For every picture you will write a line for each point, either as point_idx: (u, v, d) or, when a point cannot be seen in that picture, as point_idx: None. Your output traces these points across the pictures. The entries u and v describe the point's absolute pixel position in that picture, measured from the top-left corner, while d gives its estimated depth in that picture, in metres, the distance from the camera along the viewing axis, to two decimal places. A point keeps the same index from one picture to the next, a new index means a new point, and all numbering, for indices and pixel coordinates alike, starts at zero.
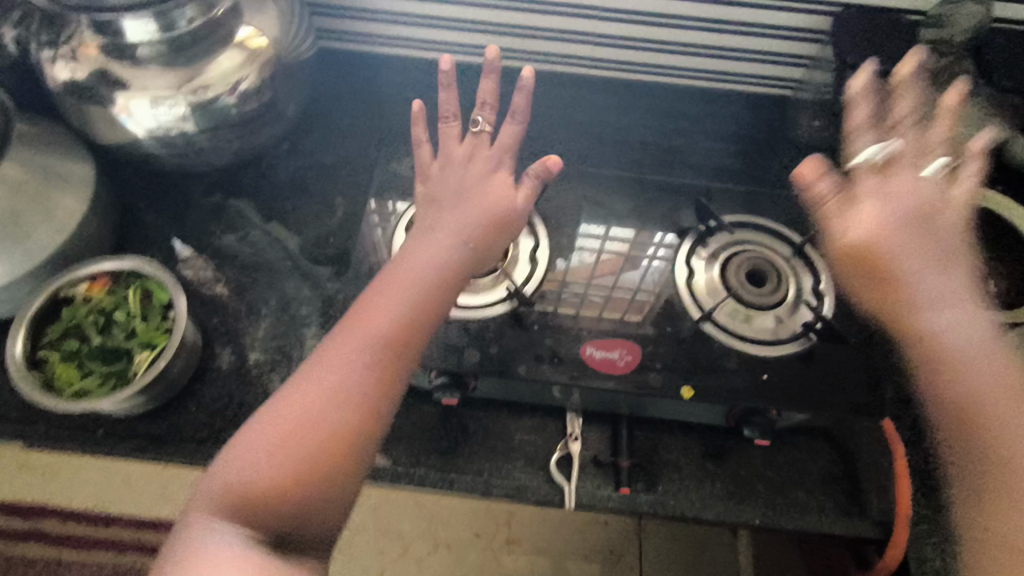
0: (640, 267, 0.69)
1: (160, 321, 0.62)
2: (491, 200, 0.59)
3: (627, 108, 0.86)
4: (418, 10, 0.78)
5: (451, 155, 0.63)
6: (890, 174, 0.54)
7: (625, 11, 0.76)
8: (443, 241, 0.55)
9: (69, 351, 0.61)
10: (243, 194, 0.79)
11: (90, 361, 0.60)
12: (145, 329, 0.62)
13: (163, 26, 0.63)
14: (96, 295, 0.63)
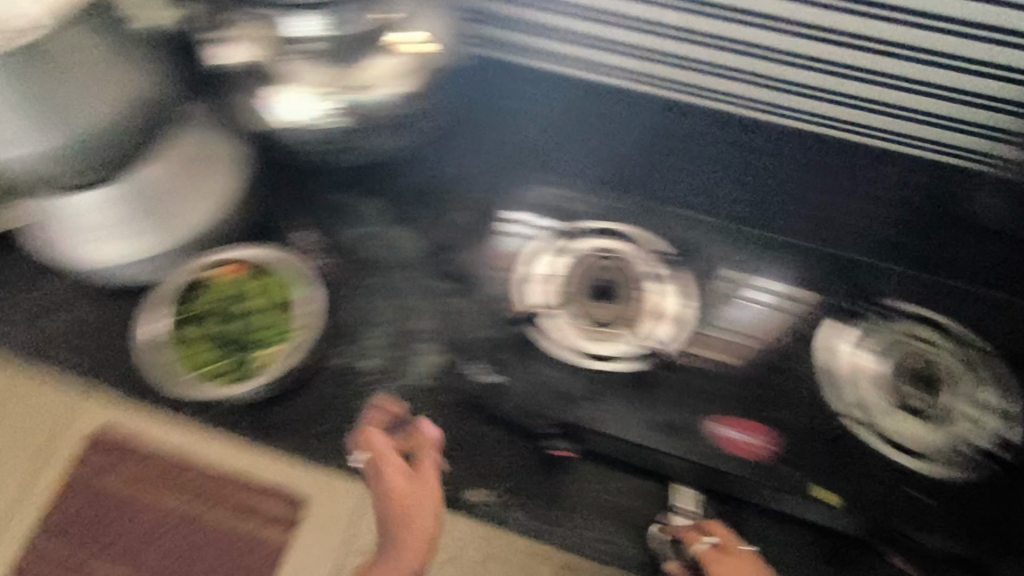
0: (740, 308, 0.66)
1: (290, 312, 0.66)
2: (380, 483, 0.60)
3: (783, 160, 0.76)
4: (576, 28, 0.71)
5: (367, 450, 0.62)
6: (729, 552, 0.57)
7: (797, 56, 0.66)
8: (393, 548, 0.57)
9: (200, 331, 0.65)
10: (373, 192, 0.78)
11: (223, 344, 0.65)
12: (271, 324, 0.65)
13: (330, 26, 0.61)
14: (229, 279, 0.67)
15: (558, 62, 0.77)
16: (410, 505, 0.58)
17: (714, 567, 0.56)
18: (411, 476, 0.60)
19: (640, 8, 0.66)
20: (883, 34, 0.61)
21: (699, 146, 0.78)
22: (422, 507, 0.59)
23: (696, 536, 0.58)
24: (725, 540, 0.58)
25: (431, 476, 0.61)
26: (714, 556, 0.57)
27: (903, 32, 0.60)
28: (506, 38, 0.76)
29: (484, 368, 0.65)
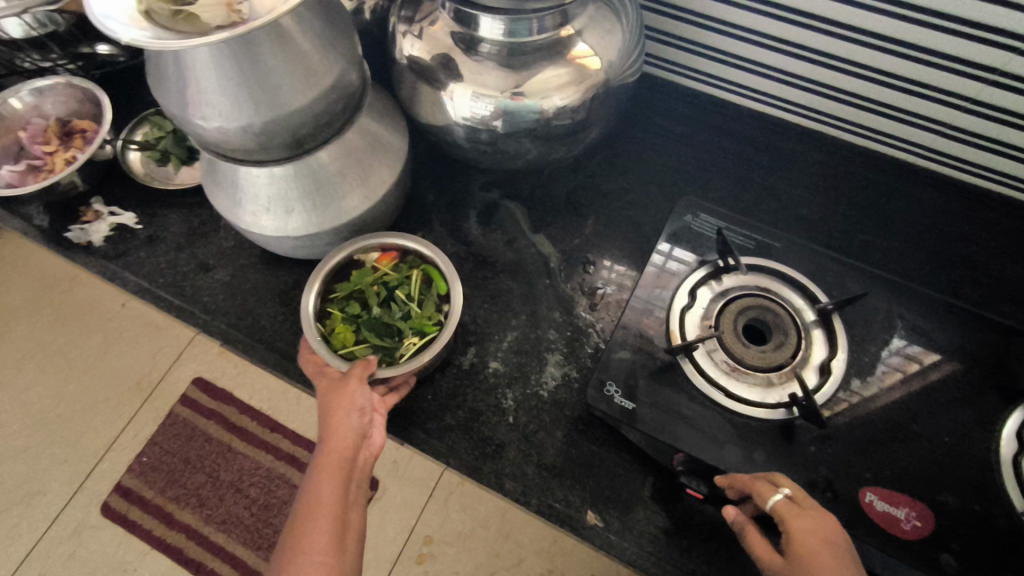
0: (869, 368, 0.60)
1: (433, 312, 0.66)
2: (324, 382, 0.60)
3: (947, 216, 0.73)
4: (754, 56, 0.71)
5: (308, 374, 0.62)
6: (804, 508, 0.48)
7: (983, 107, 0.64)
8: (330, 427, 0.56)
9: (350, 313, 0.66)
10: (518, 197, 0.79)
11: (364, 328, 0.65)
12: (420, 314, 0.66)
13: (508, 32, 0.65)
14: (382, 267, 0.69)
15: (723, 86, 0.78)
16: (328, 396, 0.58)
17: (789, 519, 0.47)
18: (329, 385, 0.59)
19: (831, 45, 0.65)
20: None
21: (865, 194, 0.75)
22: (338, 394, 0.58)
23: (769, 487, 0.50)
24: (799, 493, 0.49)
25: (348, 389, 0.58)
26: (789, 508, 0.48)
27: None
28: (675, 58, 0.77)
29: (620, 392, 0.60)
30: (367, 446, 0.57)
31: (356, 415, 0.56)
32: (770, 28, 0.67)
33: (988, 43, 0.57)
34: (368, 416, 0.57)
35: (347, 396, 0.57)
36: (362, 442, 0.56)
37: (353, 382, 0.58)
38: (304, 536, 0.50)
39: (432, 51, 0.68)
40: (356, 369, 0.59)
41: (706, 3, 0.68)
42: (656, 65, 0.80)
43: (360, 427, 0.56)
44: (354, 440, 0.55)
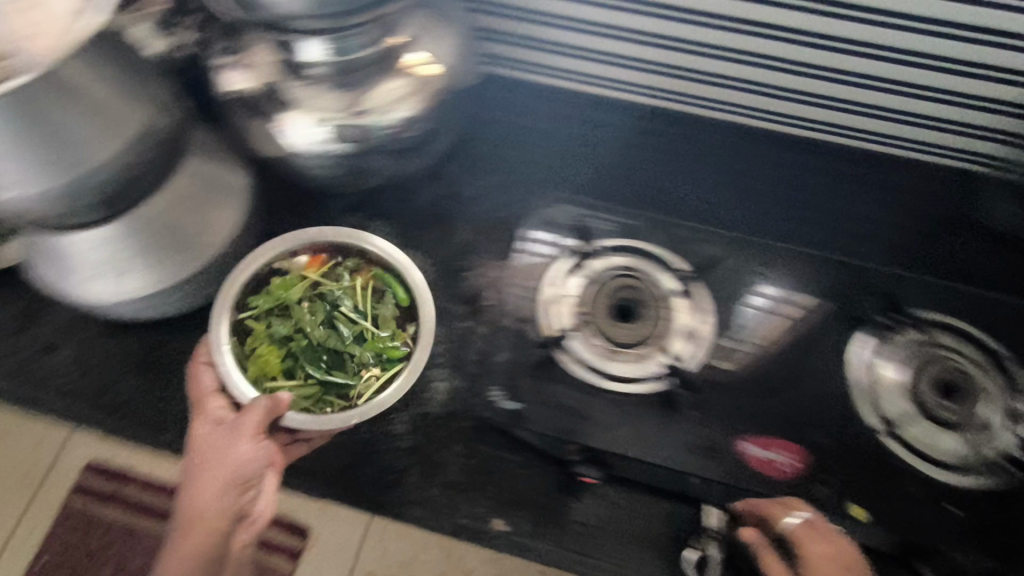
0: (733, 319, 0.63)
1: (388, 334, 0.65)
2: (212, 427, 0.57)
3: (791, 168, 0.77)
4: (584, 44, 0.73)
5: (198, 402, 0.60)
6: (817, 531, 0.53)
7: (800, 65, 0.67)
8: (211, 486, 0.54)
9: (278, 333, 0.64)
10: (381, 215, 0.77)
11: (297, 351, 0.64)
12: (377, 339, 0.64)
13: (336, 51, 0.62)
14: (313, 275, 0.67)
15: (565, 76, 0.79)
16: (215, 446, 0.55)
17: (804, 545, 0.52)
18: (215, 432, 0.57)
19: (650, 23, 0.67)
20: (894, 43, 0.61)
21: (715, 158, 0.78)
22: (226, 446, 0.55)
23: (784, 510, 0.54)
24: (813, 515, 0.54)
25: (234, 447, 0.55)
26: (805, 533, 0.53)
27: (918, 40, 0.60)
28: (511, 55, 0.78)
29: (505, 395, 0.61)
30: (252, 494, 0.57)
31: (241, 474, 0.55)
32: (591, 14, 0.68)
33: (781, 6, 0.61)
34: (257, 470, 0.56)
35: (232, 454, 0.55)
36: (244, 494, 0.56)
37: (241, 439, 0.55)
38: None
39: (259, 81, 0.65)
40: (251, 420, 0.56)
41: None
42: (499, 64, 0.79)
43: (244, 483, 0.56)
44: (235, 499, 0.55)
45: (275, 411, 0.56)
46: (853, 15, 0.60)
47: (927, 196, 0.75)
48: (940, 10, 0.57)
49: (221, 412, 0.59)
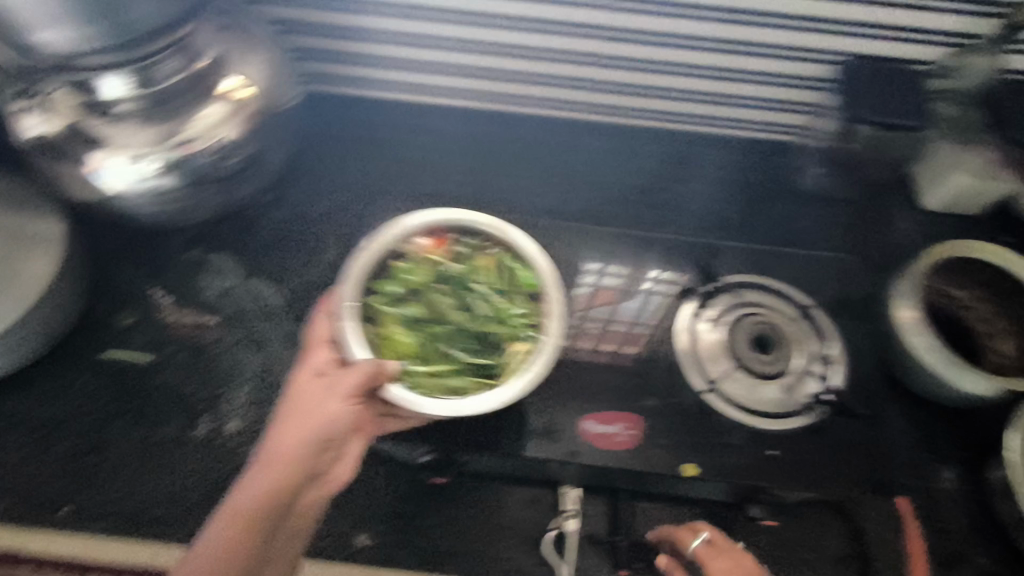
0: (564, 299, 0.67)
1: (516, 311, 0.59)
2: (314, 379, 0.53)
3: (621, 154, 0.82)
4: (411, 57, 0.75)
5: (308, 352, 0.55)
6: (720, 549, 0.55)
7: (614, 58, 0.72)
8: (296, 439, 0.50)
9: (409, 317, 0.59)
10: (224, 248, 0.76)
11: (446, 341, 0.59)
12: (515, 315, 0.59)
13: (140, 83, 0.61)
14: (435, 259, 0.61)
15: (397, 90, 0.81)
16: (315, 400, 0.51)
17: (708, 562, 0.54)
18: (320, 385, 0.52)
19: (454, 30, 0.71)
20: (669, 29, 0.67)
21: (548, 155, 0.81)
22: (321, 400, 0.51)
23: (690, 535, 0.57)
24: (716, 535, 0.56)
25: (328, 403, 0.50)
26: (707, 552, 0.55)
27: (687, 25, 0.67)
28: (338, 75, 0.79)
29: None
30: (327, 460, 0.52)
31: (325, 432, 0.50)
32: (405, 27, 0.71)
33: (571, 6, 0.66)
34: (339, 432, 0.51)
35: (326, 410, 0.50)
36: (322, 458, 0.51)
37: (337, 398, 0.50)
38: (215, 545, 0.46)
39: (55, 123, 0.61)
40: (353, 378, 0.50)
41: (336, 15, 0.71)
42: (329, 85, 0.81)
43: (325, 444, 0.51)
44: (312, 460, 0.50)
45: (378, 377, 0.51)
46: (626, 7, 0.65)
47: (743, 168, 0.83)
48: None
49: (325, 365, 0.53)
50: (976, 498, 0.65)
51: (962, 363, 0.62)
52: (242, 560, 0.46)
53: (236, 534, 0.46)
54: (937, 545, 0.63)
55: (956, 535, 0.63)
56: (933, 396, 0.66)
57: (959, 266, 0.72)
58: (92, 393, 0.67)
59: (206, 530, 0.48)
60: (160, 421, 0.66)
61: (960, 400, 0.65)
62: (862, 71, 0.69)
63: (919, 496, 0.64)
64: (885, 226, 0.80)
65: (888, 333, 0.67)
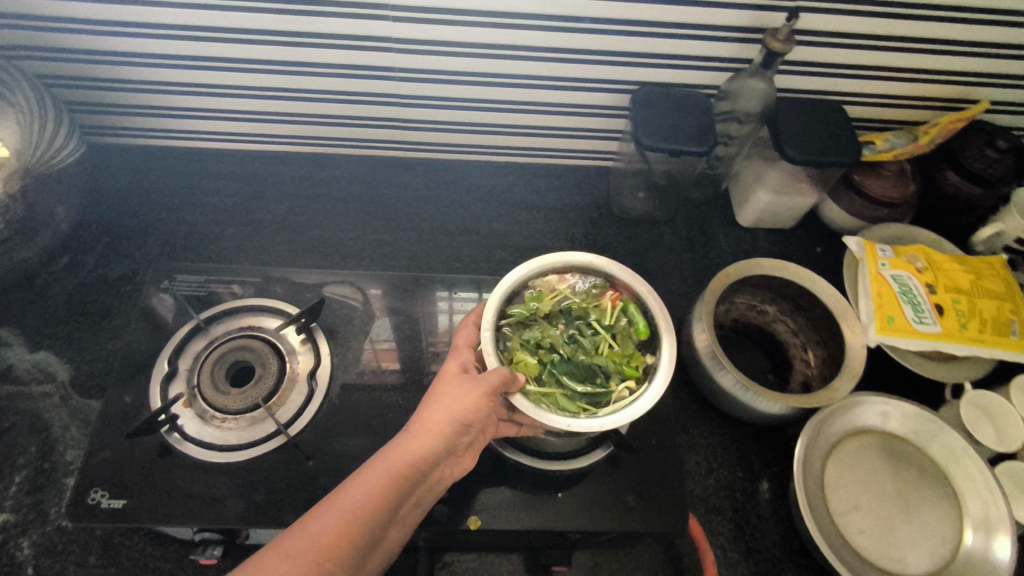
0: (365, 345, 0.66)
1: (634, 350, 0.54)
2: (454, 373, 0.54)
3: (445, 190, 0.83)
4: (208, 105, 0.74)
5: (457, 350, 0.57)
6: None
7: (409, 99, 0.73)
8: (443, 415, 0.50)
9: (532, 342, 0.55)
10: (8, 320, 0.71)
11: (569, 370, 0.54)
12: (618, 353, 0.54)
13: None
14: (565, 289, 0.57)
15: (206, 138, 0.79)
16: (464, 382, 0.52)
17: None
18: (458, 376, 0.53)
19: (233, 77, 0.69)
20: (453, 68, 0.69)
21: (363, 199, 0.81)
22: (468, 384, 0.51)
23: None
24: None
25: (471, 393, 0.50)
26: None
27: (467, 63, 0.68)
28: (136, 125, 0.77)
29: (108, 493, 0.56)
30: (455, 452, 0.51)
31: (462, 420, 0.50)
32: (190, 76, 0.69)
33: (350, 48, 0.66)
34: (473, 425, 0.51)
35: (468, 399, 0.50)
36: (457, 444, 0.51)
37: (478, 389, 0.50)
38: (359, 499, 0.43)
39: None
40: (488, 376, 0.50)
41: (110, 68, 0.68)
42: (134, 134, 0.78)
43: (461, 431, 0.50)
44: (454, 441, 0.50)
45: (510, 384, 0.50)
46: (399, 46, 0.66)
47: (562, 197, 0.84)
48: (469, 36, 0.65)
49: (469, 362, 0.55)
50: (787, 514, 0.64)
51: (750, 389, 0.62)
52: (381, 517, 0.43)
53: (381, 491, 0.44)
54: (747, 565, 0.62)
55: (767, 553, 0.62)
56: (735, 414, 0.67)
57: (761, 282, 0.72)
58: None
59: (355, 476, 0.45)
60: None
61: (759, 418, 0.65)
62: (649, 98, 0.71)
63: (727, 516, 0.64)
64: (704, 244, 0.82)
65: (690, 356, 0.67)
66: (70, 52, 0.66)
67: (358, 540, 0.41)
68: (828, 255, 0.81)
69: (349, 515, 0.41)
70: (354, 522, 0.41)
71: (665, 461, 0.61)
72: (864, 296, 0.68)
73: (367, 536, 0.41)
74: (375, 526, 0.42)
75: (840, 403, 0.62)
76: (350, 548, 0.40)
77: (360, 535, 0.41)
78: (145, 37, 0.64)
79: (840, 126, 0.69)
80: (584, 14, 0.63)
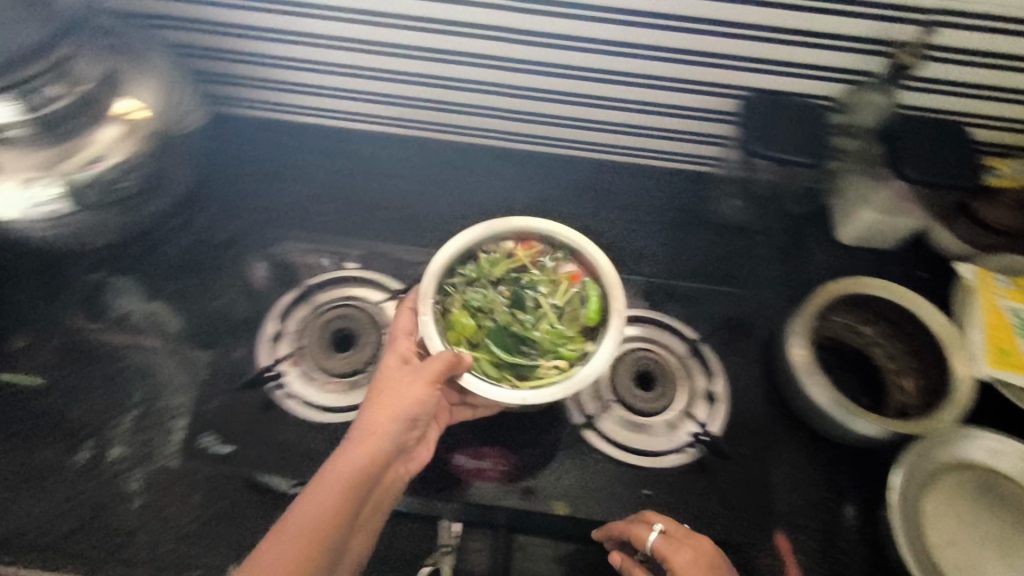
0: None
1: (573, 330, 0.57)
2: (393, 365, 0.55)
3: (543, 182, 0.84)
4: (327, 83, 0.77)
5: (397, 339, 0.57)
6: None
7: (520, 89, 0.75)
8: (390, 411, 0.51)
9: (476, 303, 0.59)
10: (128, 270, 0.76)
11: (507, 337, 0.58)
12: (559, 331, 0.57)
13: (27, 108, 0.59)
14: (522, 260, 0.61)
15: (317, 115, 0.83)
16: (408, 376, 0.53)
17: (671, 552, 0.51)
18: (399, 369, 0.54)
19: (357, 57, 0.72)
20: (569, 62, 0.70)
21: (460, 186, 0.83)
22: (410, 378, 0.52)
23: (644, 528, 0.53)
24: (671, 526, 0.53)
25: (414, 385, 0.52)
26: (669, 542, 0.51)
27: (584, 57, 0.69)
28: (257, 98, 0.81)
29: (217, 440, 0.63)
30: (405, 446, 0.53)
31: (408, 414, 0.52)
32: (318, 54, 0.73)
33: (473, 36, 0.68)
34: (422, 415, 0.53)
35: (416, 391, 0.52)
36: (405, 439, 0.53)
37: (422, 378, 0.52)
38: (319, 512, 0.44)
39: None
40: (434, 364, 0.52)
41: (244, 41, 0.72)
42: (253, 106, 0.83)
43: (407, 424, 0.52)
44: (403, 434, 0.52)
45: (455, 367, 0.52)
46: (522, 37, 0.67)
47: (656, 199, 0.84)
48: (592, 30, 0.66)
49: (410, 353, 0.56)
50: (877, 543, 0.62)
51: (850, 410, 0.61)
52: (342, 525, 0.45)
53: (337, 501, 0.45)
54: None
55: None
56: (831, 435, 0.65)
57: (864, 302, 0.70)
58: None
59: (311, 487, 0.46)
60: (40, 447, 0.65)
61: (855, 441, 0.63)
62: (762, 106, 0.70)
63: (814, 538, 0.62)
64: (801, 259, 0.80)
65: (782, 368, 0.66)
66: (211, 23, 0.70)
67: (322, 545, 0.44)
68: (932, 282, 0.78)
69: (311, 528, 0.44)
70: (318, 534, 0.44)
71: (754, 471, 0.60)
72: (974, 325, 0.67)
73: (331, 544, 0.44)
74: (337, 536, 0.45)
75: (947, 434, 0.60)
76: (315, 560, 0.43)
77: (324, 548, 0.44)
78: (288, 15, 0.68)
79: (962, 149, 0.66)
80: (707, 15, 0.63)
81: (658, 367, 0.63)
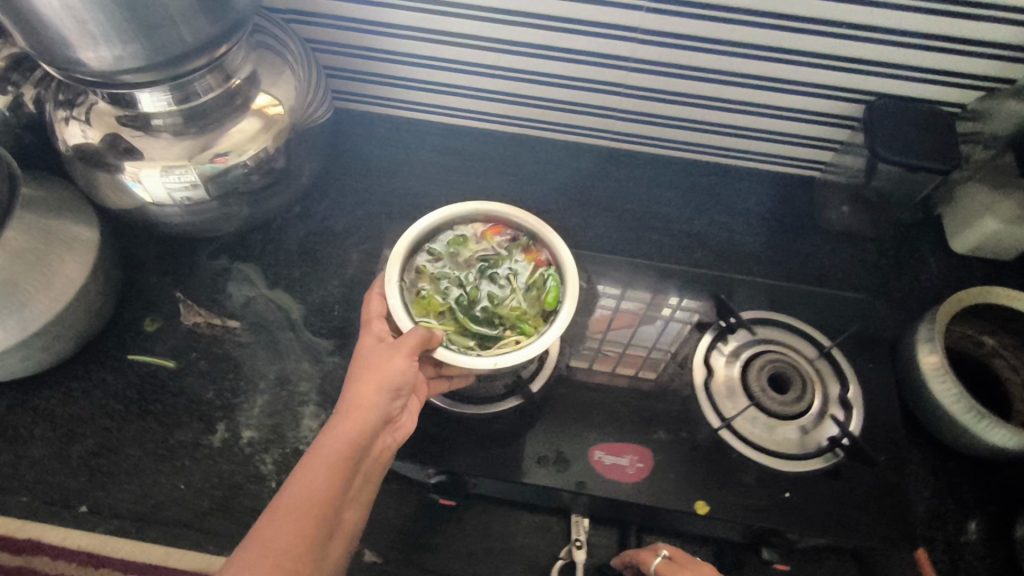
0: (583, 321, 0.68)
1: (534, 308, 0.57)
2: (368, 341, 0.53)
3: (647, 182, 0.85)
4: (447, 79, 0.78)
5: (370, 318, 0.55)
6: None
7: (640, 90, 0.75)
8: (370, 388, 0.49)
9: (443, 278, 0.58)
10: (249, 257, 0.77)
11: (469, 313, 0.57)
12: (523, 311, 0.56)
13: (179, 99, 0.63)
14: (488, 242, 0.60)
15: (428, 109, 0.84)
16: (385, 352, 0.51)
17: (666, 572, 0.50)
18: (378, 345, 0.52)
19: (482, 55, 0.73)
20: (698, 64, 0.70)
21: (567, 184, 0.84)
22: (387, 354, 0.50)
23: (652, 555, 0.53)
24: (677, 553, 0.52)
25: (392, 360, 0.50)
26: (667, 565, 0.51)
27: (714, 59, 0.69)
28: (372, 92, 0.82)
29: None
30: (391, 419, 0.52)
31: (392, 387, 0.50)
32: (445, 51, 0.74)
33: (606, 36, 0.68)
34: (404, 388, 0.51)
35: (395, 366, 0.50)
36: (393, 411, 0.51)
37: (399, 354, 0.50)
38: (310, 494, 0.44)
39: (101, 133, 0.64)
40: (408, 339, 0.50)
41: (373, 38, 0.74)
42: (366, 99, 0.84)
43: (394, 396, 0.51)
44: (389, 407, 0.50)
45: (427, 345, 0.51)
46: (654, 39, 0.68)
47: (765, 203, 0.84)
48: (727, 32, 0.66)
49: (384, 330, 0.54)
50: (1006, 557, 0.62)
51: (984, 417, 0.60)
52: (335, 505, 0.45)
53: (328, 482, 0.45)
54: None
55: None
56: (960, 445, 0.64)
57: (995, 312, 0.68)
58: (113, 392, 0.68)
59: (300, 471, 0.45)
60: (175, 426, 0.67)
61: (989, 452, 0.62)
62: (889, 111, 0.70)
63: (940, 548, 0.62)
64: (911, 267, 0.79)
65: (909, 376, 0.66)
66: (346, 19, 0.72)
67: (318, 524, 0.43)
68: None
69: (303, 512, 0.43)
70: (310, 518, 0.43)
71: (892, 481, 0.60)
72: None
73: (326, 525, 0.44)
74: (330, 517, 0.44)
75: None
76: (312, 542, 0.43)
77: (318, 530, 0.43)
78: (425, 13, 0.69)
79: None
80: (850, 20, 0.63)
81: (791, 370, 0.63)
